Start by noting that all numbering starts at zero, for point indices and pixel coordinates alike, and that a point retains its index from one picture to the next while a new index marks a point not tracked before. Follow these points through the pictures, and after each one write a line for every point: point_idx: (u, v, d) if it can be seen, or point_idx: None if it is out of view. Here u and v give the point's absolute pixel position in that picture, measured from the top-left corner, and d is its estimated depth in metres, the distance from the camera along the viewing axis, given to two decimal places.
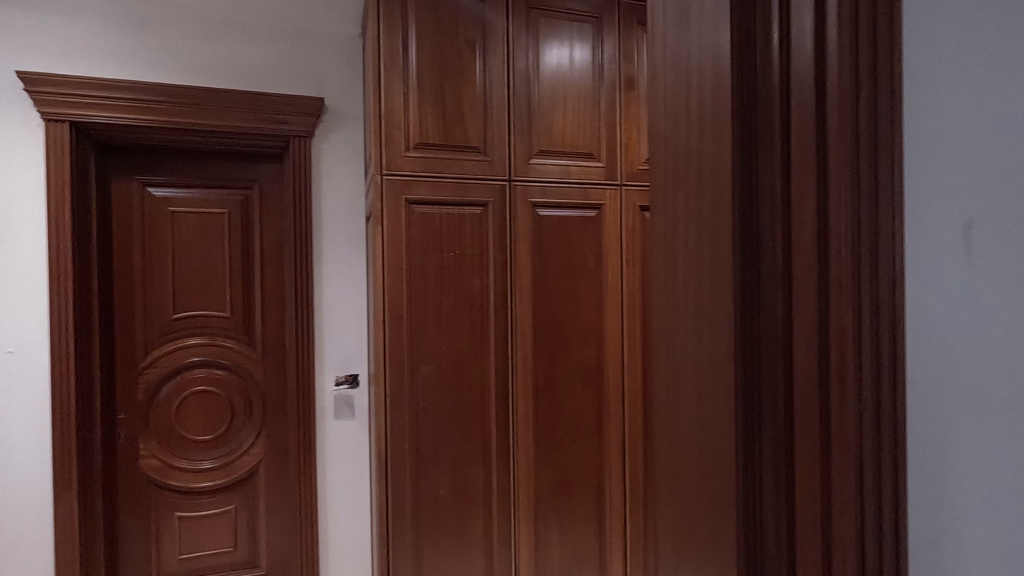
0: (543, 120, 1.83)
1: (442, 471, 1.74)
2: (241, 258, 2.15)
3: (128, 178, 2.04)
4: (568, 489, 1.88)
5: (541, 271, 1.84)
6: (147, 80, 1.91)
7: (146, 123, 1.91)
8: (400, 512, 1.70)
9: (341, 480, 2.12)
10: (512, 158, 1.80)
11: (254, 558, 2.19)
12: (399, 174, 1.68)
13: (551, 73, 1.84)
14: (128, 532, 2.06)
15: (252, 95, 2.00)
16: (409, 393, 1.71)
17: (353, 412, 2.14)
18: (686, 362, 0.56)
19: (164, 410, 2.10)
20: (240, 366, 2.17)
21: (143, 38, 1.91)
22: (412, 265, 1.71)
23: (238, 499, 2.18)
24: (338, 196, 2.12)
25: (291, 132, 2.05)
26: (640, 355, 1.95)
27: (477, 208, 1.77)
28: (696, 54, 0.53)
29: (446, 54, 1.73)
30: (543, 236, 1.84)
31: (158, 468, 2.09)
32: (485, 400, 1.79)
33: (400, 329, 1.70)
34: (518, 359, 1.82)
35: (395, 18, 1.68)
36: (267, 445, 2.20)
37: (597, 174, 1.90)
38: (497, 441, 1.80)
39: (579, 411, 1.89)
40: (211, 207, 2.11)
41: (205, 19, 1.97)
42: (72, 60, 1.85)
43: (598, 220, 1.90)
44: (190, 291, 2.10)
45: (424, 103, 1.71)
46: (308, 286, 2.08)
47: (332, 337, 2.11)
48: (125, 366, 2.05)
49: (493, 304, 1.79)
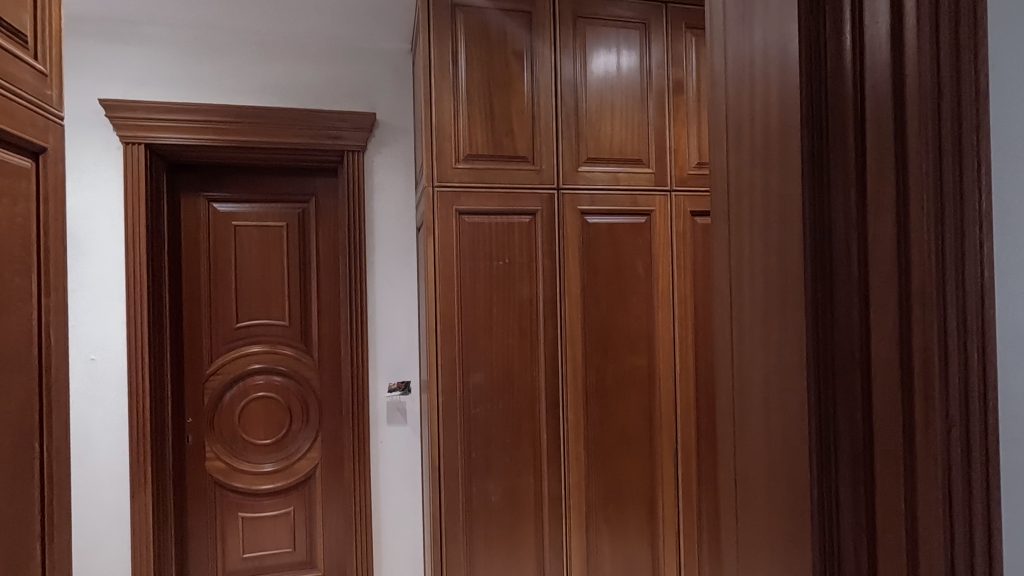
0: (591, 128, 1.83)
1: (493, 478, 1.76)
2: (298, 268, 2.23)
3: (196, 195, 2.16)
4: (620, 499, 1.86)
5: (590, 279, 1.83)
6: (213, 102, 2.02)
7: (213, 142, 2.02)
8: (453, 517, 1.72)
9: (394, 485, 2.16)
10: (560, 166, 1.81)
11: (311, 559, 2.26)
12: (450, 185, 1.72)
13: (598, 81, 1.84)
14: (196, 530, 2.17)
15: (309, 112, 2.08)
16: (461, 400, 1.74)
17: (405, 418, 2.18)
18: (755, 375, 0.55)
19: (228, 414, 2.20)
20: (298, 373, 2.25)
21: (210, 63, 2.03)
22: (463, 274, 1.73)
23: (296, 502, 2.26)
24: (389, 207, 2.18)
25: (345, 147, 2.12)
26: (692, 363, 1.91)
27: (526, 217, 1.78)
28: (761, 61, 0.53)
29: (495, 66, 1.75)
30: (592, 244, 1.83)
31: (222, 469, 2.20)
32: (535, 408, 1.79)
33: (451, 338, 1.73)
34: (569, 367, 1.81)
35: (444, 33, 1.72)
36: (323, 449, 2.28)
37: (646, 180, 1.88)
38: (548, 449, 1.80)
39: (631, 420, 1.87)
40: (271, 220, 2.21)
41: (265, 42, 2.07)
42: (147, 86, 1.98)
43: (647, 226, 1.88)
44: (251, 301, 2.20)
45: (474, 115, 1.74)
46: (361, 296, 2.14)
47: (385, 345, 2.17)
48: (193, 372, 2.17)
49: (543, 312, 1.79)
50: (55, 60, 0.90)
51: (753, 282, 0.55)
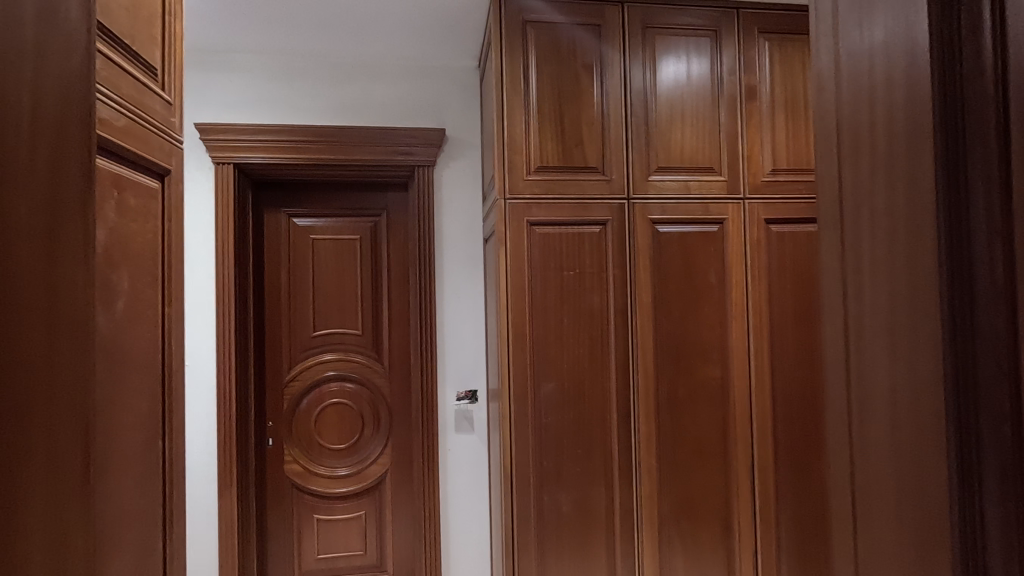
0: (661, 137, 1.83)
1: (564, 489, 1.75)
2: (371, 280, 2.32)
3: (277, 210, 2.29)
4: (694, 514, 1.81)
5: (661, 288, 1.82)
6: (294, 123, 2.14)
7: (294, 160, 2.14)
8: (525, 525, 1.73)
9: (462, 492, 2.20)
10: (630, 176, 1.81)
11: (381, 562, 2.32)
12: (521, 197, 1.75)
13: (668, 90, 1.83)
14: (274, 530, 2.27)
15: (382, 130, 2.17)
16: (533, 408, 1.75)
17: (472, 426, 2.22)
18: (879, 386, 0.53)
19: (305, 419, 2.30)
20: (369, 380, 2.33)
21: (291, 86, 2.15)
22: (534, 284, 1.76)
23: (367, 506, 2.33)
24: (456, 219, 2.23)
25: (415, 162, 2.20)
26: (768, 374, 1.86)
27: (596, 227, 1.79)
28: (882, 65, 0.52)
29: (565, 79, 1.78)
30: (662, 254, 1.82)
31: (299, 472, 2.29)
32: (606, 418, 1.78)
33: (523, 347, 1.75)
34: (639, 379, 1.80)
35: (516, 49, 1.76)
36: (393, 455, 2.34)
37: (718, 188, 1.85)
38: (619, 459, 1.78)
39: (704, 432, 1.83)
40: (345, 234, 2.31)
41: (342, 65, 2.18)
42: (236, 110, 2.12)
43: (719, 235, 1.85)
44: (327, 311, 2.30)
45: (544, 128, 1.77)
46: (431, 305, 2.20)
47: (453, 354, 2.22)
48: (273, 378, 2.28)
49: (613, 322, 1.79)
50: (176, 90, 0.99)
51: (876, 291, 0.54)
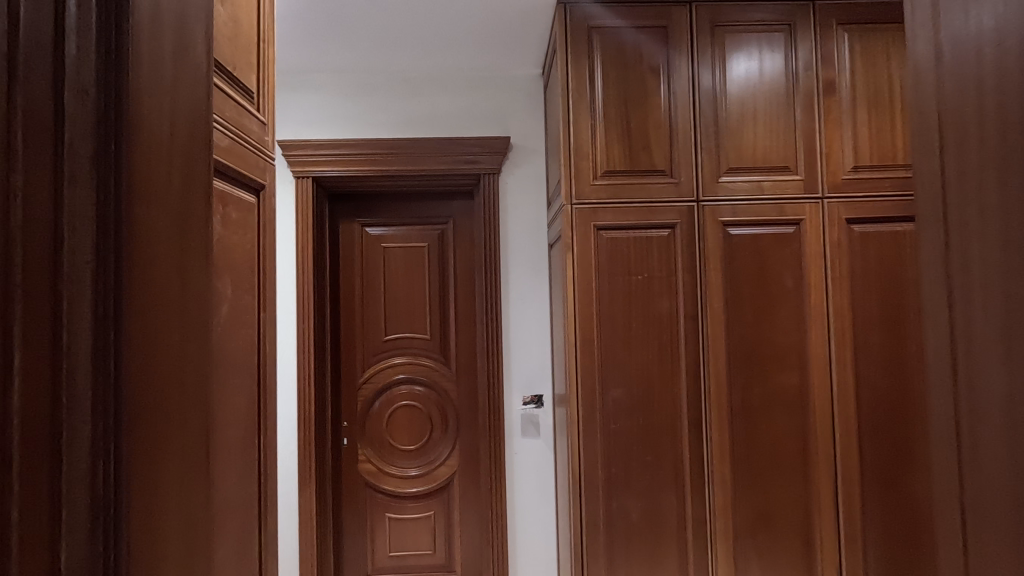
0: (732, 137, 1.78)
1: (634, 495, 1.73)
2: (439, 285, 2.39)
3: (351, 221, 2.41)
4: (771, 527, 1.74)
5: (734, 292, 1.77)
6: (367, 137, 2.25)
7: (367, 172, 2.24)
8: (594, 531, 1.72)
9: (528, 496, 2.22)
10: (700, 177, 1.77)
11: (450, 562, 2.37)
12: (588, 201, 1.75)
13: (739, 88, 1.78)
14: (349, 527, 2.37)
15: (449, 140, 2.24)
16: (601, 414, 1.74)
17: (538, 431, 2.24)
18: (992, 393, 0.50)
19: (377, 420, 2.39)
20: (438, 383, 2.40)
21: (364, 102, 2.26)
22: (602, 288, 1.75)
23: (437, 506, 2.39)
24: (522, 226, 2.27)
25: (482, 171, 2.25)
26: (851, 382, 1.76)
27: (664, 231, 1.76)
28: (992, 53, 0.49)
29: (631, 82, 1.77)
30: (735, 257, 1.77)
31: (372, 471, 2.38)
32: (677, 425, 1.75)
33: (591, 352, 1.74)
34: (711, 385, 1.75)
35: (581, 54, 1.77)
36: (461, 457, 2.39)
37: (794, 187, 1.78)
38: (690, 467, 1.74)
39: (782, 442, 1.76)
40: (414, 242, 2.39)
41: (411, 80, 2.27)
42: (314, 127, 2.25)
43: (796, 236, 1.78)
44: (398, 316, 2.38)
45: (610, 132, 1.77)
46: (497, 311, 2.25)
47: (519, 358, 2.25)
48: (348, 381, 2.39)
49: (683, 327, 1.75)
50: (270, 110, 1.07)
51: (987, 292, 0.51)
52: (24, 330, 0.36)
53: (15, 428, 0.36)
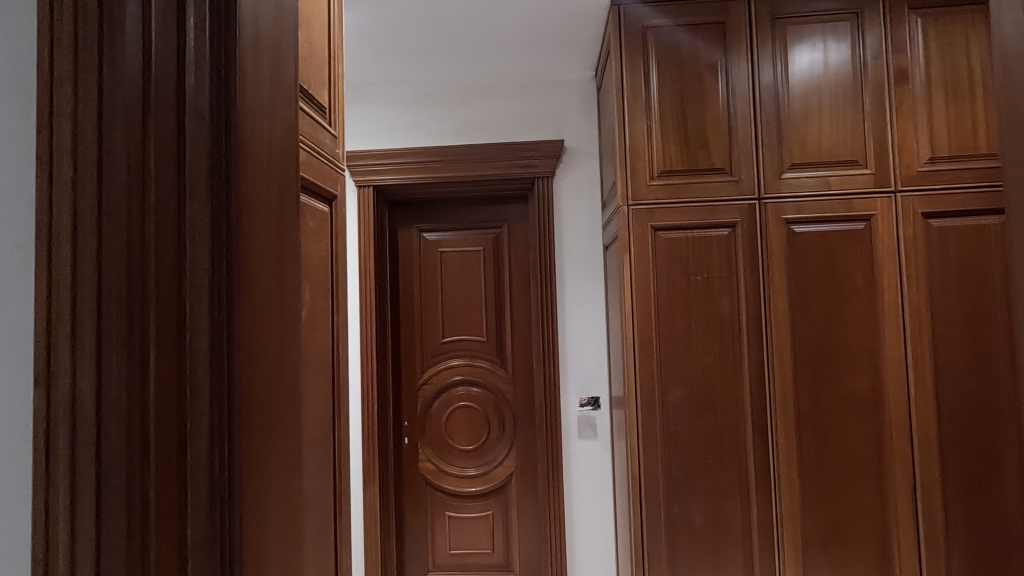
0: (795, 132, 1.72)
1: (696, 499, 1.70)
2: (494, 289, 2.43)
3: (409, 227, 2.49)
4: (844, 536, 1.67)
5: (799, 292, 1.71)
6: (424, 145, 2.32)
7: (425, 180, 2.31)
8: (655, 535, 1.70)
9: (586, 498, 2.22)
10: (761, 174, 1.72)
11: (508, 562, 2.40)
12: (645, 202, 1.74)
13: (802, 81, 1.73)
14: (410, 524, 2.44)
15: (503, 146, 2.28)
16: (660, 417, 1.72)
17: (595, 433, 2.24)
18: None
19: (436, 421, 2.46)
20: (494, 385, 2.43)
21: (421, 112, 2.34)
22: (660, 289, 1.73)
23: (495, 506, 2.42)
24: (576, 228, 2.28)
25: (536, 175, 2.28)
26: (930, 385, 1.67)
27: (724, 230, 1.73)
28: None
29: (688, 80, 1.75)
30: (799, 255, 1.71)
31: (432, 470, 2.44)
32: (740, 429, 1.70)
33: (650, 353, 1.73)
34: (776, 387, 1.70)
35: (636, 54, 1.76)
36: (518, 458, 2.41)
37: (863, 182, 1.71)
38: (756, 472, 1.69)
39: (853, 447, 1.69)
40: (470, 246, 2.44)
41: (466, 89, 2.33)
42: (374, 137, 2.34)
43: (867, 233, 1.70)
44: (455, 319, 2.44)
45: (667, 132, 1.75)
46: (552, 313, 2.27)
47: (575, 360, 2.26)
48: (408, 382, 2.47)
49: (746, 328, 1.71)
50: (339, 123, 1.13)
51: None
52: (156, 328, 0.41)
53: (150, 416, 0.40)
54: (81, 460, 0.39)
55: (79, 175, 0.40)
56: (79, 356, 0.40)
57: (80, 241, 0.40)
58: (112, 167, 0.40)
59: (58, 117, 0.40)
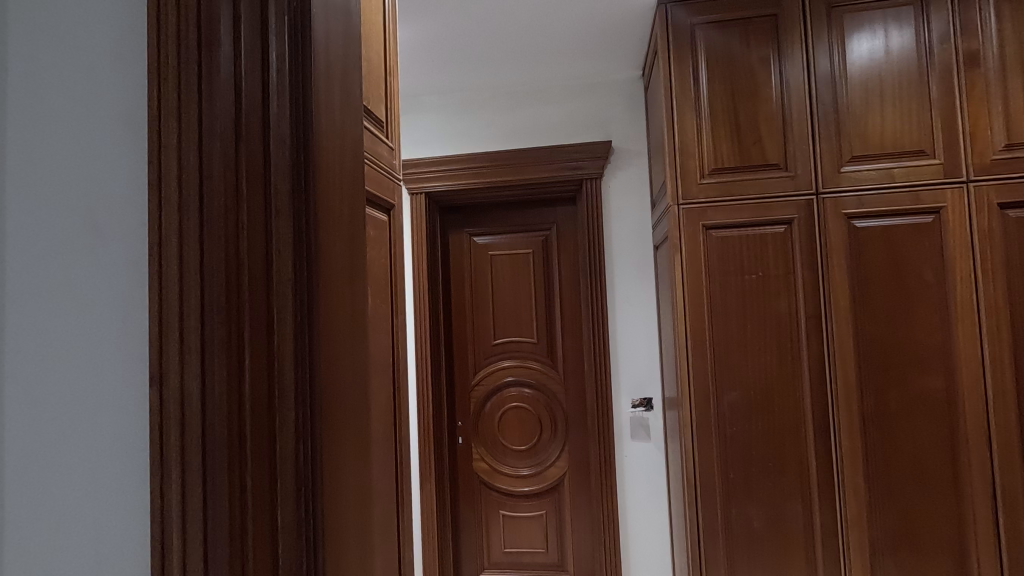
0: (855, 123, 1.66)
1: (755, 502, 1.66)
2: (544, 290, 2.45)
3: (460, 231, 2.54)
4: (915, 544, 1.60)
5: (863, 289, 1.65)
6: (473, 151, 2.37)
7: (474, 185, 2.36)
8: (713, 538, 1.68)
9: (640, 498, 2.21)
10: (819, 169, 1.67)
11: (562, 562, 2.41)
12: (696, 201, 1.72)
13: (862, 70, 1.67)
14: (466, 522, 2.49)
15: (551, 149, 2.30)
16: (716, 418, 1.69)
17: (649, 434, 2.23)
18: None
19: (489, 421, 2.50)
20: (545, 385, 2.45)
21: (470, 119, 2.39)
22: (713, 288, 1.71)
23: (548, 506, 2.44)
24: (625, 228, 2.28)
25: (584, 176, 2.29)
26: (1011, 386, 1.57)
27: (780, 227, 1.68)
28: None
29: (739, 75, 1.72)
30: (862, 251, 1.65)
31: (486, 470, 2.49)
32: (800, 431, 1.65)
33: (704, 354, 1.70)
34: (839, 388, 1.64)
35: (684, 52, 1.75)
36: (571, 458, 2.42)
37: (931, 172, 1.62)
38: (819, 476, 1.64)
39: (924, 451, 1.61)
40: (520, 248, 2.48)
41: (513, 94, 2.37)
42: (425, 146, 2.42)
43: (936, 226, 1.62)
44: (506, 321, 2.48)
45: (717, 128, 1.72)
46: (602, 314, 2.27)
47: (627, 360, 2.26)
48: (461, 383, 2.52)
49: (806, 328, 1.66)
50: (395, 134, 1.18)
51: None
52: (250, 331, 0.45)
53: (246, 412, 0.45)
54: (190, 449, 0.44)
55: (183, 197, 0.45)
56: (186, 357, 0.45)
57: (186, 255, 0.45)
58: (212, 188, 0.45)
59: (165, 147, 0.46)
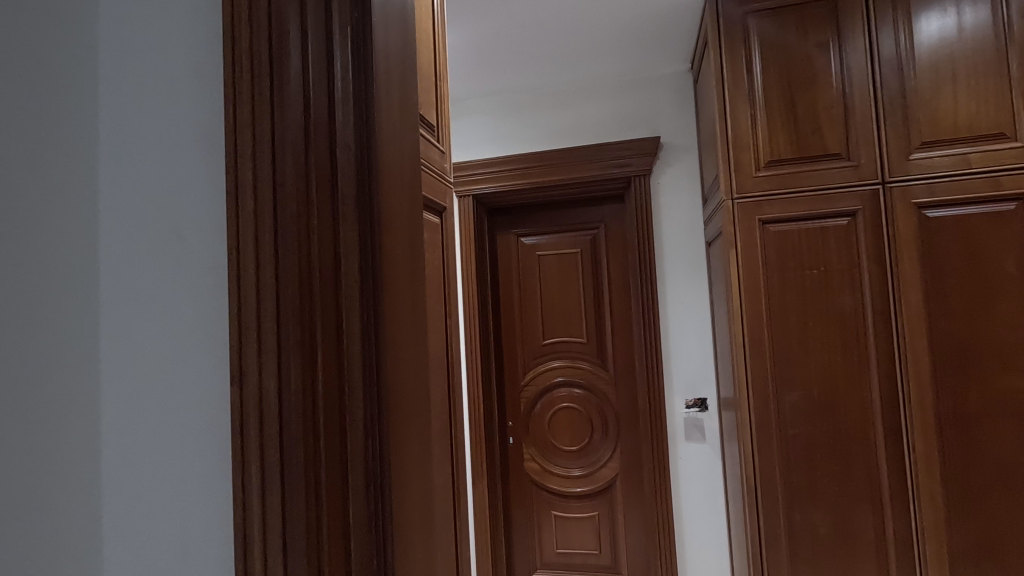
0: (925, 107, 1.57)
1: (820, 508, 1.59)
2: (593, 290, 2.43)
3: (507, 232, 2.56)
4: (1000, 555, 1.49)
5: (936, 283, 1.55)
6: (519, 152, 2.38)
7: (521, 186, 2.37)
8: (775, 544, 1.62)
9: (696, 501, 2.16)
10: (885, 157, 1.58)
11: (616, 564, 2.39)
12: (752, 194, 1.66)
13: (931, 50, 1.57)
14: (517, 522, 2.50)
15: (598, 147, 2.28)
16: (777, 419, 1.63)
17: (704, 436, 2.17)
18: None
19: (539, 421, 2.50)
20: (596, 385, 2.43)
21: (516, 120, 2.41)
22: (771, 285, 1.65)
23: (601, 507, 2.42)
24: (676, 225, 2.24)
25: (632, 173, 2.26)
26: None
27: (842, 219, 1.61)
28: None
29: (795, 62, 1.65)
30: (935, 243, 1.55)
31: (537, 470, 2.49)
32: (869, 433, 1.57)
33: (762, 352, 1.65)
34: (911, 388, 1.55)
35: (736, 41, 1.70)
36: (623, 460, 2.39)
37: (1011, 156, 1.51)
38: (891, 481, 1.55)
39: (1009, 455, 1.50)
40: (567, 248, 2.47)
41: (558, 93, 2.37)
42: (472, 148, 2.45)
43: (1018, 214, 1.51)
44: (554, 321, 2.47)
45: (773, 118, 1.66)
46: (653, 312, 2.23)
47: (680, 360, 2.21)
48: (511, 384, 2.53)
49: (873, 324, 1.58)
50: (445, 137, 1.20)
51: None
52: (322, 331, 0.47)
53: (320, 409, 0.47)
54: (268, 444, 0.47)
55: (258, 203, 0.48)
56: (264, 355, 0.47)
57: (262, 259, 0.47)
58: (285, 194, 0.47)
59: (241, 156, 0.48)
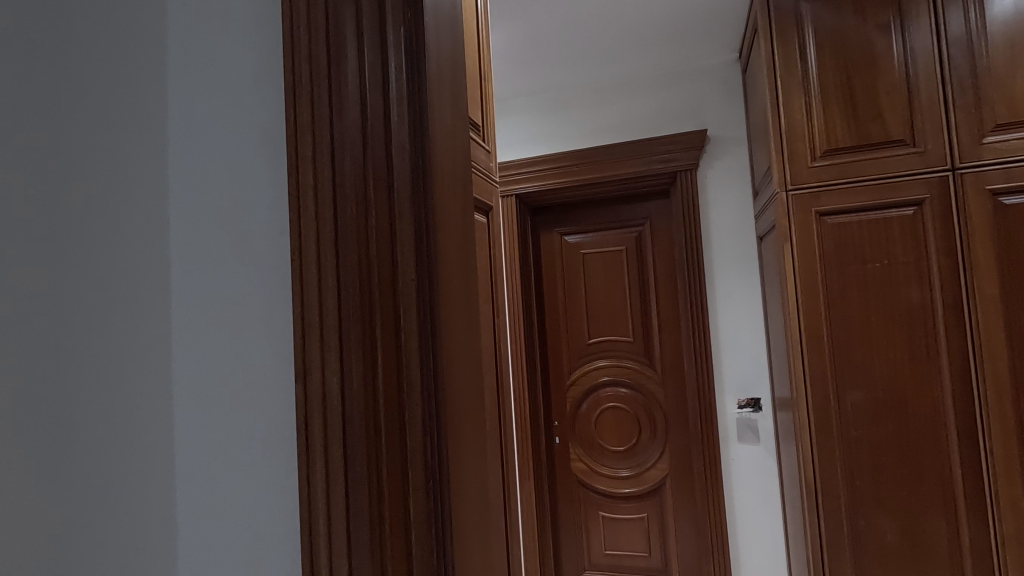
0: (999, 86, 1.47)
1: (887, 514, 1.51)
2: (639, 287, 2.39)
3: (551, 231, 2.55)
4: None
5: (1014, 275, 1.45)
6: (562, 150, 2.37)
7: (565, 184, 2.36)
8: (838, 552, 1.54)
9: (749, 504, 2.10)
10: (955, 141, 1.49)
11: (666, 566, 2.34)
12: (807, 185, 1.60)
13: (1004, 25, 1.47)
14: (565, 523, 2.48)
15: (642, 142, 2.24)
16: (838, 420, 1.56)
17: (758, 437, 2.10)
18: None
19: (585, 422, 2.48)
20: (643, 385, 2.39)
21: (558, 118, 2.40)
22: (829, 279, 1.58)
23: (650, 509, 2.38)
24: (724, 220, 2.17)
25: (678, 168, 2.21)
26: None
27: (908, 209, 1.52)
28: None
29: (853, 46, 1.58)
30: (1013, 231, 1.45)
31: (584, 471, 2.47)
32: (940, 434, 1.48)
33: (821, 350, 1.58)
34: (987, 387, 1.45)
35: (788, 27, 1.63)
36: (672, 461, 2.34)
37: None
38: (966, 486, 1.46)
39: None
40: (612, 245, 2.44)
41: (601, 90, 2.34)
42: (515, 148, 2.45)
43: None
44: (600, 319, 2.45)
45: (829, 105, 1.59)
46: (702, 310, 2.18)
47: (730, 359, 2.15)
48: (556, 383, 2.52)
49: (943, 319, 1.49)
50: (490, 137, 1.20)
51: None
52: (381, 329, 0.48)
53: (380, 406, 0.47)
54: (332, 441, 0.48)
55: (319, 204, 0.49)
56: (326, 354, 0.48)
57: (323, 259, 0.48)
58: (344, 196, 0.48)
59: (302, 160, 0.49)
